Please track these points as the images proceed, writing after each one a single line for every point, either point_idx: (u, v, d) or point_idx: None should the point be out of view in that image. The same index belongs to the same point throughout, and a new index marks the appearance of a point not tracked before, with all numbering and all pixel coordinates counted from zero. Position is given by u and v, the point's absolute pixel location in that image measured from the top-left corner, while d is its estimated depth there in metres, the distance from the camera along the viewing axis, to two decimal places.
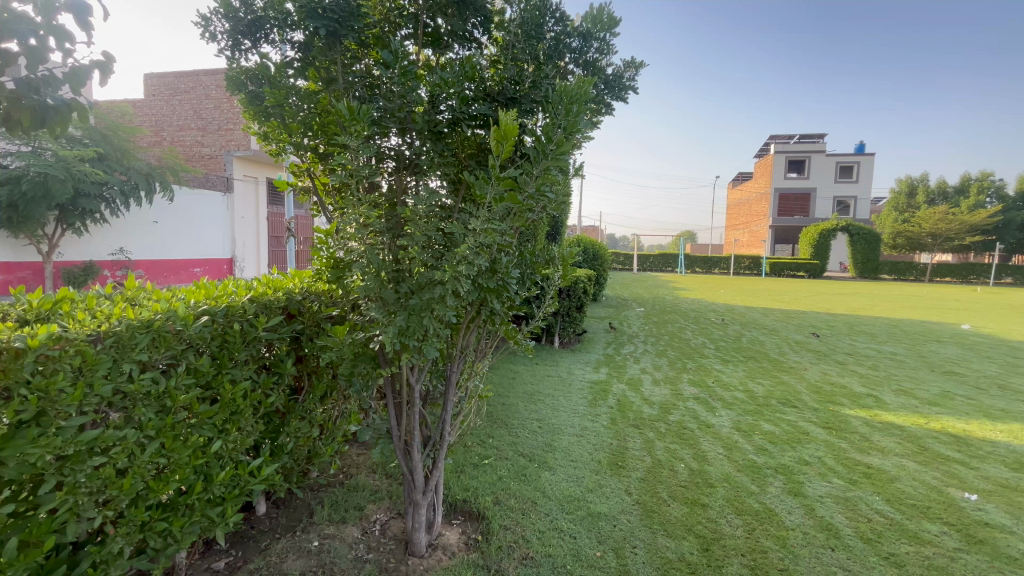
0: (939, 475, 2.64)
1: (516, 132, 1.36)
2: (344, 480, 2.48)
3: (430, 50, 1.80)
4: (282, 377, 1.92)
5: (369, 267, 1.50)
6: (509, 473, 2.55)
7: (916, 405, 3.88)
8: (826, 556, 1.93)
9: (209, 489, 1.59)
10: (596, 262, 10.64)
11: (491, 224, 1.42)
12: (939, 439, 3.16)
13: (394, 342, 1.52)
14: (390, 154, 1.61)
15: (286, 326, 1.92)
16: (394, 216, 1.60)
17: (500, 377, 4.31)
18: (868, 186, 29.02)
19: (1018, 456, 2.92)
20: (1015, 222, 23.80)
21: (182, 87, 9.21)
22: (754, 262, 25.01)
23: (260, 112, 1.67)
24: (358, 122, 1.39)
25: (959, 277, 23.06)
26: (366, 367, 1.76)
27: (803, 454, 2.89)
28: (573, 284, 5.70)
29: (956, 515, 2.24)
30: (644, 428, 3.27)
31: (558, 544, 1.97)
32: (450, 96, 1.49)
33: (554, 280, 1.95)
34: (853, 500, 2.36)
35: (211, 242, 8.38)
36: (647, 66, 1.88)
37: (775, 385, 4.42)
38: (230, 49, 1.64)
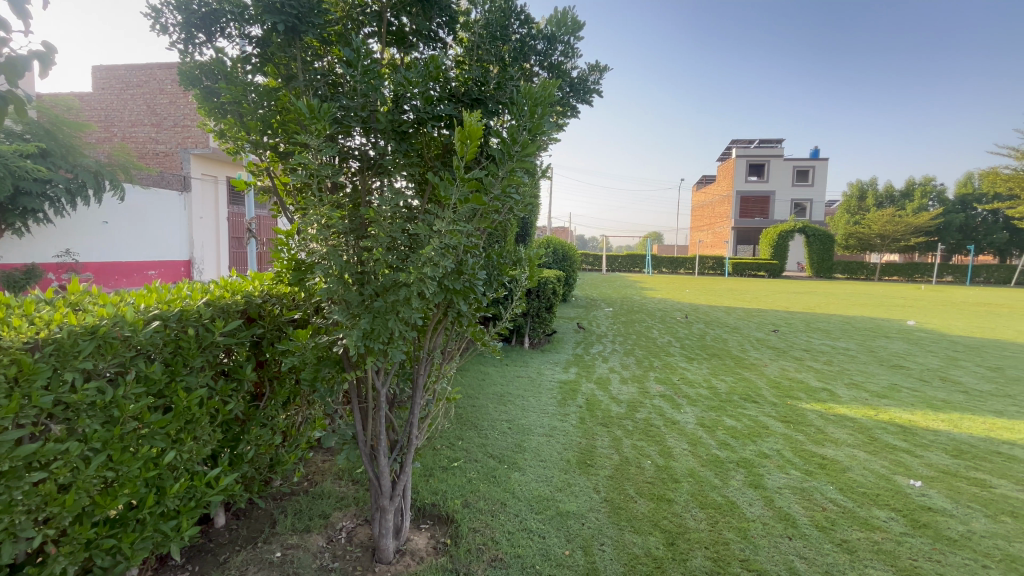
0: (886, 464, 2.79)
1: (481, 133, 1.36)
2: (309, 488, 2.42)
3: (395, 50, 1.78)
4: (241, 384, 1.86)
5: (332, 269, 1.47)
6: (477, 475, 2.54)
7: (867, 398, 4.09)
8: (784, 545, 2.01)
9: (162, 502, 1.52)
10: (565, 263, 10.75)
11: (456, 225, 1.41)
12: (887, 429, 3.33)
13: (359, 345, 1.49)
14: (354, 154, 1.58)
15: (245, 331, 1.86)
16: (357, 217, 1.57)
17: (469, 379, 4.30)
18: (822, 189, 30.43)
19: (957, 444, 3.12)
20: (954, 224, 25.42)
21: (134, 81, 8.78)
22: (717, 262, 25.81)
23: (214, 110, 1.61)
24: (318, 122, 1.36)
25: (905, 276, 24.43)
26: (330, 371, 1.72)
27: (762, 447, 3.00)
28: (542, 284, 5.74)
29: (902, 501, 2.37)
30: (612, 426, 3.32)
31: (527, 544, 1.98)
32: (415, 96, 1.46)
33: (522, 280, 1.94)
34: (809, 490, 2.46)
35: (167, 243, 8.04)
36: (611, 70, 1.92)
37: (737, 381, 4.57)
38: (182, 42, 1.57)
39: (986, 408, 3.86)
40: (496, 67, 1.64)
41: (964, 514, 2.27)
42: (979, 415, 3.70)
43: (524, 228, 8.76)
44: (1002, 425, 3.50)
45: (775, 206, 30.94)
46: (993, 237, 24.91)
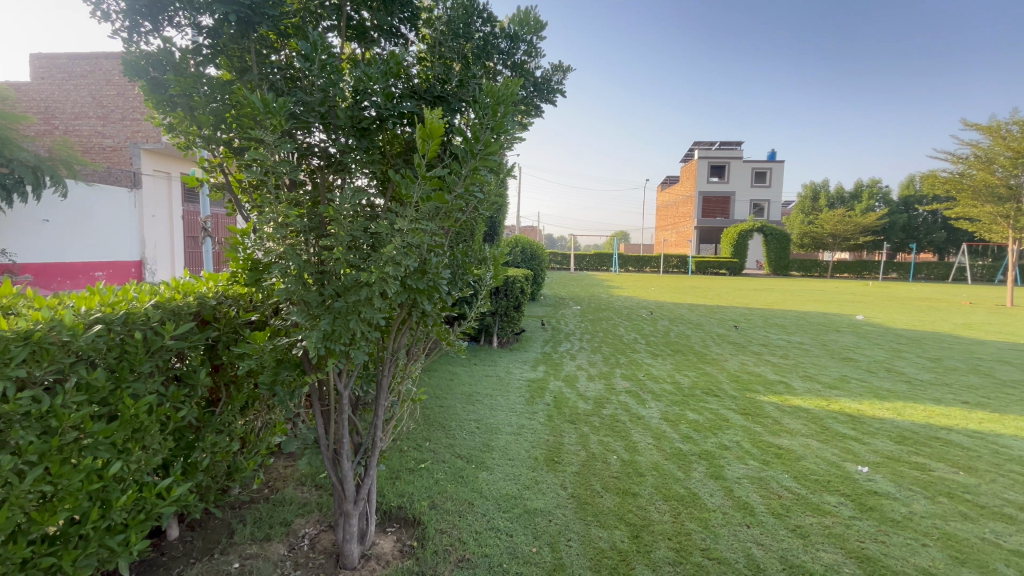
0: (837, 452, 2.93)
1: (443, 131, 1.35)
2: (270, 495, 2.35)
3: (356, 45, 1.74)
4: (195, 389, 1.77)
5: (291, 269, 1.43)
6: (445, 475, 2.52)
7: (819, 389, 4.29)
8: (742, 533, 2.08)
9: (108, 516, 1.44)
10: (534, 262, 10.79)
11: (419, 224, 1.40)
12: (837, 419, 3.51)
13: (319, 347, 1.45)
14: (314, 151, 1.54)
15: (198, 334, 1.77)
16: (317, 215, 1.53)
17: (436, 379, 4.27)
18: (779, 190, 31.68)
19: (900, 431, 3.31)
20: (898, 224, 26.95)
21: (78, 70, 8.26)
22: (681, 261, 26.50)
23: (162, 103, 1.53)
24: (274, 117, 1.32)
25: (854, 274, 25.74)
26: (290, 374, 1.68)
27: (723, 439, 3.10)
28: (510, 283, 5.75)
29: (851, 487, 2.50)
30: (579, 423, 3.36)
31: (495, 544, 1.97)
32: (375, 91, 1.43)
33: (487, 279, 1.93)
34: (766, 480, 2.56)
35: (115, 243, 7.62)
36: (574, 71, 1.94)
37: (700, 376, 4.71)
38: (127, 30, 1.49)
39: (926, 397, 4.12)
40: (459, 64, 1.63)
41: (907, 496, 2.41)
42: (920, 403, 3.94)
43: (492, 228, 8.75)
44: (940, 411, 3.74)
45: (736, 206, 32.02)
46: (933, 236, 26.56)
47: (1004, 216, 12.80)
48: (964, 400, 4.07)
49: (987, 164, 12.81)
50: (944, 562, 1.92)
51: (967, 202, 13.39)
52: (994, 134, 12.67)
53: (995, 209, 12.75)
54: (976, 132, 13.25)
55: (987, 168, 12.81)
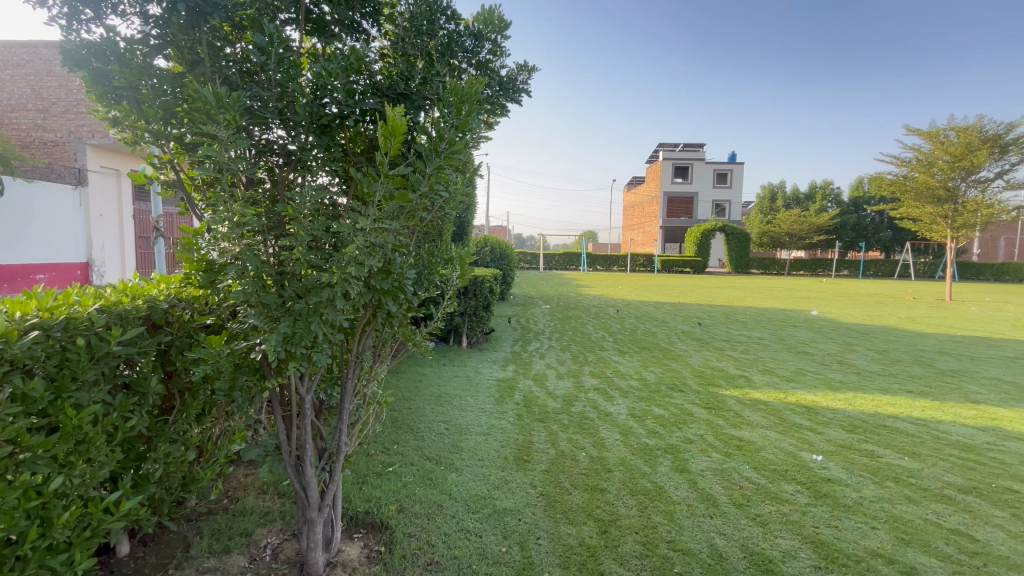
0: (794, 442, 3.06)
1: (405, 129, 1.33)
2: (229, 505, 2.26)
3: (316, 39, 1.69)
4: (145, 398, 1.68)
5: (248, 270, 1.38)
6: (413, 478, 2.49)
7: (778, 382, 4.47)
8: (706, 523, 2.14)
9: (48, 534, 1.35)
10: (503, 262, 10.78)
11: (382, 223, 1.37)
12: (794, 411, 3.66)
13: (279, 350, 1.40)
14: (272, 148, 1.49)
15: (148, 339, 1.68)
16: (275, 214, 1.49)
17: (404, 381, 4.20)
18: (740, 191, 32.79)
19: (851, 420, 3.49)
20: (849, 224, 28.31)
21: (14, 60, 7.72)
22: (647, 261, 27.05)
23: (106, 95, 1.44)
24: (228, 112, 1.27)
25: (809, 271, 26.91)
26: (249, 379, 1.61)
27: (687, 433, 3.18)
28: (478, 283, 5.73)
29: (807, 475, 2.61)
30: (549, 421, 3.39)
31: (464, 545, 1.96)
32: (336, 88, 1.39)
33: (453, 280, 1.91)
34: (729, 471, 2.64)
35: (58, 244, 7.18)
36: (539, 71, 1.96)
37: (665, 372, 4.83)
38: (66, 18, 1.40)
39: (875, 387, 4.36)
40: (423, 61, 1.61)
41: (857, 482, 2.54)
42: (869, 393, 4.17)
43: (461, 228, 8.73)
44: (887, 401, 3.96)
45: (699, 206, 32.96)
46: (880, 236, 28.03)
47: (943, 217, 13.69)
48: (908, 389, 4.33)
49: (927, 167, 13.67)
50: (891, 543, 2.02)
51: (910, 203, 14.24)
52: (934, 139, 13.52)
53: (934, 210, 13.60)
54: (917, 138, 14.12)
55: (928, 170, 13.65)
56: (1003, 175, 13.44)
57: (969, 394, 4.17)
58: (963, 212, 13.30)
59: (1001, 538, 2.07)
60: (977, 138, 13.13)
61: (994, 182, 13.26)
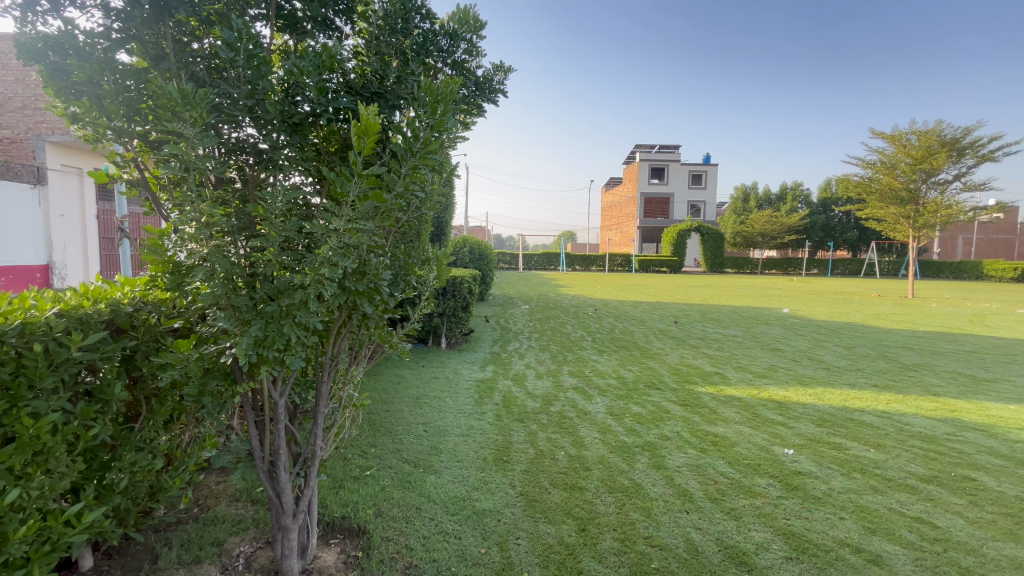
0: (766, 436, 3.14)
1: (379, 129, 1.31)
2: (199, 514, 2.20)
3: (288, 36, 1.65)
4: (109, 405, 1.62)
5: (217, 272, 1.34)
6: (392, 481, 2.46)
7: (751, 379, 4.59)
8: (682, 519, 2.18)
9: (4, 550, 1.28)
10: (483, 262, 10.77)
11: (356, 224, 1.35)
12: (766, 406, 3.75)
13: (250, 354, 1.37)
14: (242, 146, 1.45)
15: (112, 344, 1.62)
16: (245, 214, 1.45)
17: (382, 384, 4.15)
18: (714, 192, 33.50)
19: (821, 414, 3.60)
20: (818, 224, 29.23)
21: None
22: (625, 261, 27.39)
23: (64, 90, 1.37)
24: (195, 109, 1.23)
25: (781, 270, 27.67)
26: (219, 384, 1.57)
27: (664, 430, 3.23)
28: (457, 283, 5.71)
29: (778, 468, 2.68)
30: (528, 421, 3.40)
31: (443, 547, 1.95)
32: (308, 86, 1.37)
33: (430, 280, 1.90)
34: (704, 467, 2.69)
35: (17, 245, 6.86)
36: (514, 72, 1.96)
37: (642, 370, 4.90)
38: (20, 9, 1.34)
39: (843, 382, 4.51)
40: (398, 60, 1.59)
41: (826, 474, 2.62)
42: (838, 388, 4.31)
43: (439, 228, 8.70)
44: (854, 395, 4.10)
45: (674, 206, 33.53)
46: (847, 236, 29.00)
47: (905, 218, 14.24)
48: (873, 383, 4.50)
49: (890, 169, 14.21)
50: (858, 532, 2.09)
51: (875, 204, 14.78)
52: (896, 142, 14.14)
53: (897, 210, 14.18)
54: (880, 141, 14.69)
55: (891, 173, 14.23)
56: (961, 178, 14.08)
57: (930, 387, 4.36)
58: (924, 213, 13.86)
59: (959, 524, 2.17)
60: (936, 142, 13.73)
61: (952, 184, 13.85)
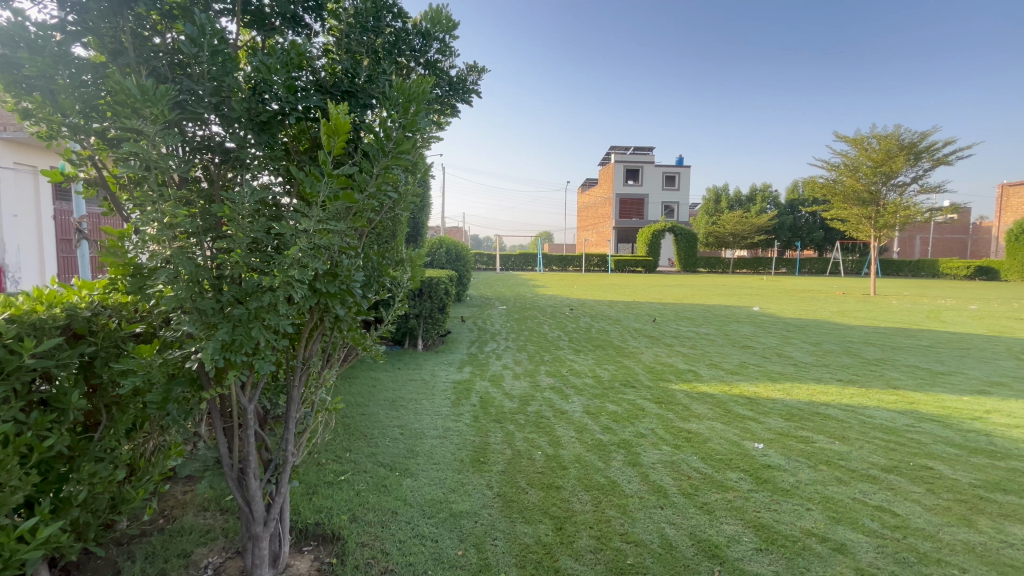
0: (737, 432, 3.22)
1: (350, 128, 1.30)
2: (165, 526, 2.12)
3: (256, 32, 1.61)
4: (65, 414, 1.54)
5: (181, 274, 1.30)
6: (367, 486, 2.43)
7: (723, 375, 4.70)
8: (657, 514, 2.21)
9: None
10: (459, 262, 10.71)
11: (326, 225, 1.32)
12: (738, 402, 3.84)
13: (216, 359, 1.33)
14: (206, 144, 1.41)
15: (68, 350, 1.55)
16: (211, 214, 1.40)
17: (356, 387, 4.08)
18: (687, 193, 34.19)
19: (789, 409, 3.71)
20: (786, 225, 30.14)
21: None
22: (601, 262, 27.70)
23: (15, 84, 1.30)
24: (156, 106, 1.19)
25: (751, 270, 28.42)
26: (184, 390, 1.51)
27: (639, 428, 3.28)
28: (433, 284, 5.67)
29: (749, 462, 2.76)
30: (505, 421, 3.39)
31: (420, 551, 1.93)
32: (276, 84, 1.34)
33: (404, 281, 1.88)
34: (678, 463, 2.74)
35: None
36: (488, 72, 1.97)
37: (618, 369, 4.96)
38: None
39: (810, 377, 4.67)
40: (369, 59, 1.58)
41: (794, 467, 2.71)
42: (805, 383, 4.46)
43: (415, 228, 8.62)
44: (820, 389, 4.24)
45: (649, 207, 34.07)
46: (814, 236, 29.96)
47: (867, 218, 14.82)
48: (838, 377, 4.67)
49: (853, 172, 14.77)
50: (824, 522, 2.17)
51: (839, 205, 15.33)
52: (859, 146, 14.70)
53: (859, 212, 14.76)
54: (844, 144, 15.24)
55: (853, 175, 14.79)
56: (918, 180, 14.74)
57: (890, 381, 4.55)
58: (884, 214, 14.46)
59: (918, 511, 2.27)
60: (896, 145, 14.32)
61: (910, 186, 14.49)
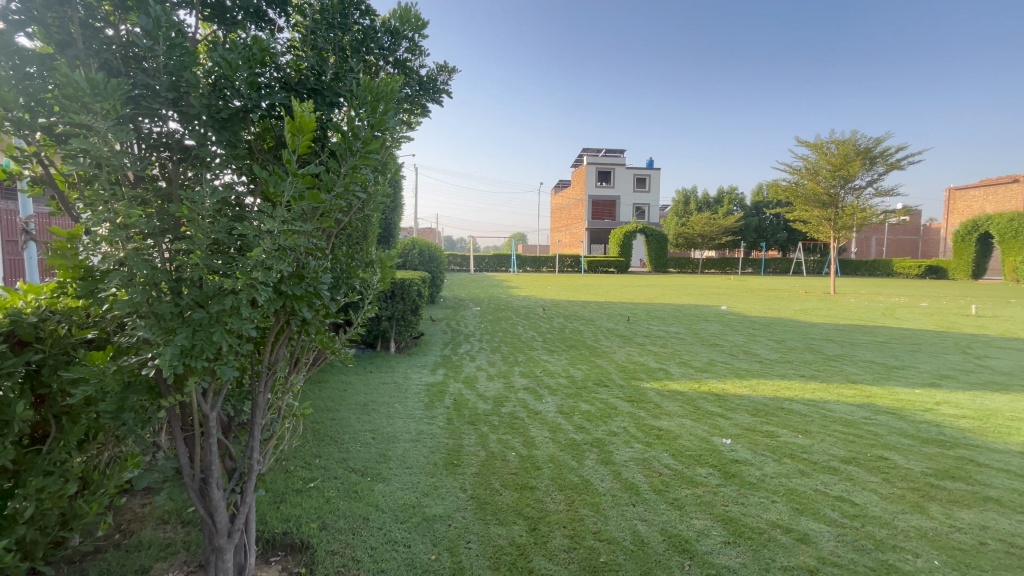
0: (706, 428, 3.30)
1: (315, 126, 1.27)
2: (121, 541, 2.03)
3: (217, 27, 1.56)
4: (10, 426, 1.45)
5: (136, 277, 1.24)
6: (337, 492, 2.38)
7: (693, 373, 4.81)
8: (629, 511, 2.24)
9: None
10: (433, 263, 10.62)
11: (291, 225, 1.28)
12: (706, 399, 3.94)
13: (175, 365, 1.27)
14: (164, 141, 1.35)
15: (12, 358, 1.46)
16: (169, 215, 1.34)
17: (327, 391, 3.99)
18: (657, 195, 34.87)
19: (755, 404, 3.83)
20: (751, 226, 31.10)
21: None
22: (574, 262, 27.97)
23: None
24: (107, 100, 1.13)
25: (719, 270, 29.20)
26: (140, 399, 1.44)
27: (612, 426, 3.32)
28: (406, 286, 5.59)
29: (718, 458, 2.83)
30: (479, 423, 3.38)
31: (392, 557, 1.90)
32: (238, 80, 1.30)
33: (374, 283, 1.85)
34: (650, 460, 2.79)
35: None
36: (459, 73, 1.96)
37: (591, 368, 5.02)
38: None
39: (775, 373, 4.83)
40: (336, 56, 1.54)
41: (760, 461, 2.79)
42: (770, 379, 4.61)
43: (387, 228, 8.49)
44: (784, 385, 4.39)
45: (621, 209, 34.61)
46: (778, 236, 30.97)
47: (827, 220, 15.46)
48: (801, 373, 4.85)
49: (814, 175, 15.35)
50: (788, 514, 2.24)
51: (801, 207, 15.92)
52: (819, 150, 15.30)
53: (820, 214, 15.38)
54: (805, 149, 15.83)
55: (814, 179, 15.38)
56: (873, 184, 15.45)
57: (849, 376, 4.75)
58: (843, 216, 15.11)
59: (874, 500, 2.37)
60: (852, 150, 14.98)
61: (866, 189, 15.17)
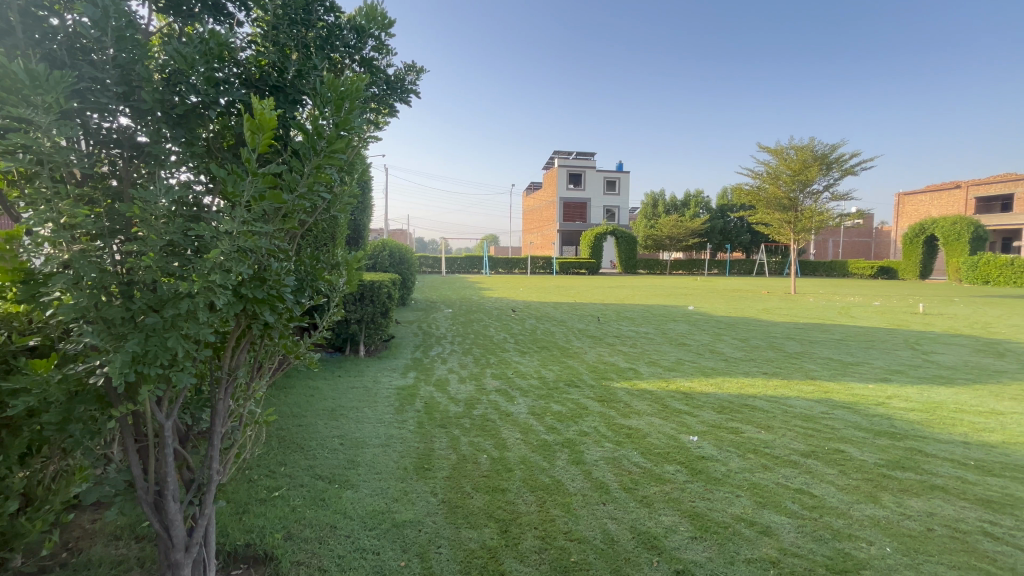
0: (674, 426, 3.37)
1: (276, 124, 1.23)
2: (68, 560, 1.91)
3: (172, 19, 1.49)
4: None
5: (82, 280, 1.17)
6: (303, 501, 2.31)
7: (661, 372, 4.91)
8: (600, 510, 2.27)
9: None
10: (403, 265, 10.47)
11: (250, 226, 1.24)
12: (674, 397, 4.02)
13: (126, 373, 1.21)
14: (112, 137, 1.28)
15: None
16: (119, 214, 1.28)
17: (293, 397, 3.88)
18: (626, 197, 35.45)
19: (721, 402, 3.94)
20: (716, 228, 32.00)
21: None
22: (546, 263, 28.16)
23: None
24: (50, 92, 1.06)
25: (686, 271, 29.93)
26: (88, 410, 1.37)
27: (583, 426, 3.35)
28: (375, 288, 5.49)
29: (685, 455, 2.89)
30: (450, 426, 3.35)
31: (361, 565, 1.86)
32: (194, 74, 1.25)
33: (340, 285, 1.80)
34: (619, 459, 2.83)
35: None
36: (427, 73, 1.95)
37: (563, 369, 5.05)
38: None
39: (739, 371, 4.98)
40: (299, 53, 1.51)
41: (725, 457, 2.87)
42: (734, 377, 4.74)
43: (356, 229, 8.31)
44: (748, 382, 4.53)
45: (591, 211, 35.03)
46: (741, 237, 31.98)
47: (787, 223, 16.04)
48: (764, 371, 5.02)
49: (774, 180, 15.90)
50: (751, 507, 2.31)
51: (763, 210, 16.47)
52: (779, 156, 15.86)
53: (781, 217, 15.95)
54: (767, 154, 16.38)
55: (775, 183, 15.94)
56: (830, 189, 16.14)
57: (808, 373, 4.94)
58: (802, 219, 15.72)
59: (832, 491, 2.47)
60: (810, 156, 15.60)
61: (823, 194, 15.84)
